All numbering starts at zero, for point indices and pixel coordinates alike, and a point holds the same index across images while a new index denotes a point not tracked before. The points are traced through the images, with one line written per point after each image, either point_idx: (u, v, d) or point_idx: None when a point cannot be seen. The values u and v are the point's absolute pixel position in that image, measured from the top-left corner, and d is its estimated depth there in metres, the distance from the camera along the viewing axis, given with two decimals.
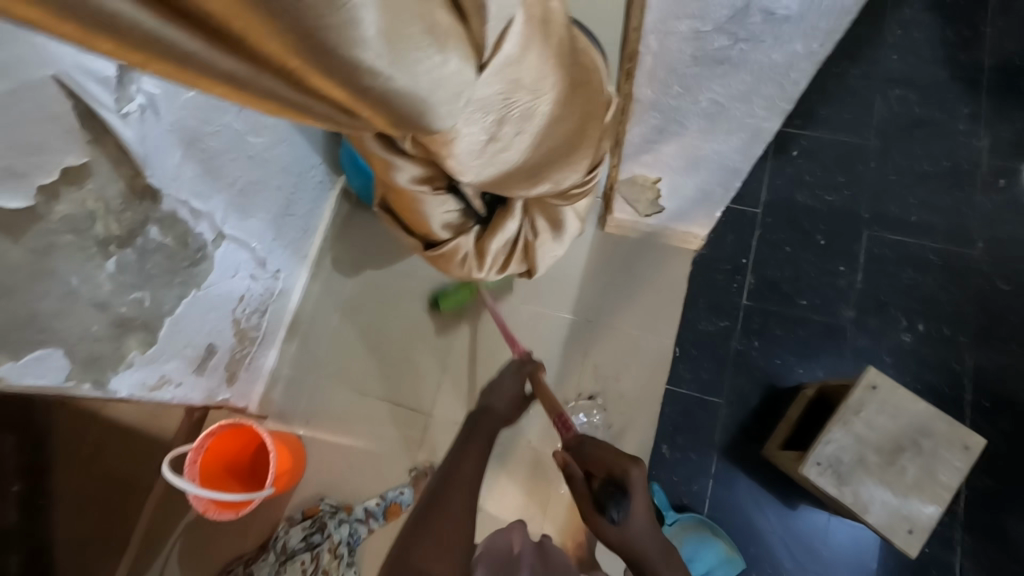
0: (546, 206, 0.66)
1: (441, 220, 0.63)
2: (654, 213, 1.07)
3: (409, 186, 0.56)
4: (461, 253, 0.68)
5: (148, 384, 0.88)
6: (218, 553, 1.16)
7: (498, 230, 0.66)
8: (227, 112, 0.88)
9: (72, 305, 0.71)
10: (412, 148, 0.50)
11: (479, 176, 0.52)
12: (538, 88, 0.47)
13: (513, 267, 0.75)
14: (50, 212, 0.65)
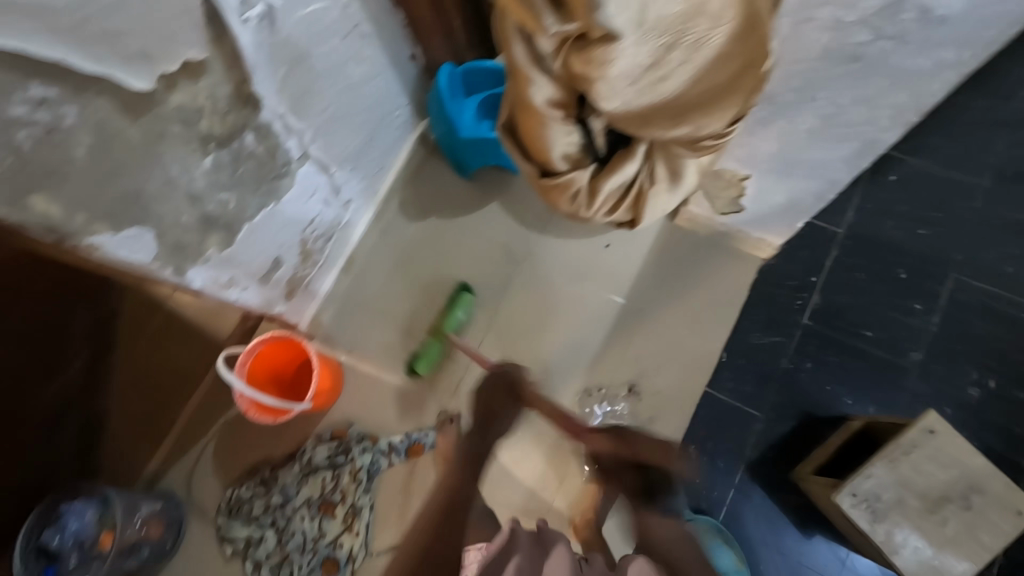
0: (673, 156, 0.64)
1: (563, 149, 0.65)
2: (731, 212, 1.03)
3: (543, 108, 0.60)
4: (575, 188, 0.69)
5: (219, 281, 0.93)
6: (246, 455, 1.20)
7: (616, 170, 0.67)
8: (333, 37, 0.91)
9: (171, 193, 0.76)
10: (560, 69, 0.55)
11: (622, 101, 0.55)
12: (715, 18, 0.49)
13: (620, 214, 0.74)
14: (166, 100, 0.69)
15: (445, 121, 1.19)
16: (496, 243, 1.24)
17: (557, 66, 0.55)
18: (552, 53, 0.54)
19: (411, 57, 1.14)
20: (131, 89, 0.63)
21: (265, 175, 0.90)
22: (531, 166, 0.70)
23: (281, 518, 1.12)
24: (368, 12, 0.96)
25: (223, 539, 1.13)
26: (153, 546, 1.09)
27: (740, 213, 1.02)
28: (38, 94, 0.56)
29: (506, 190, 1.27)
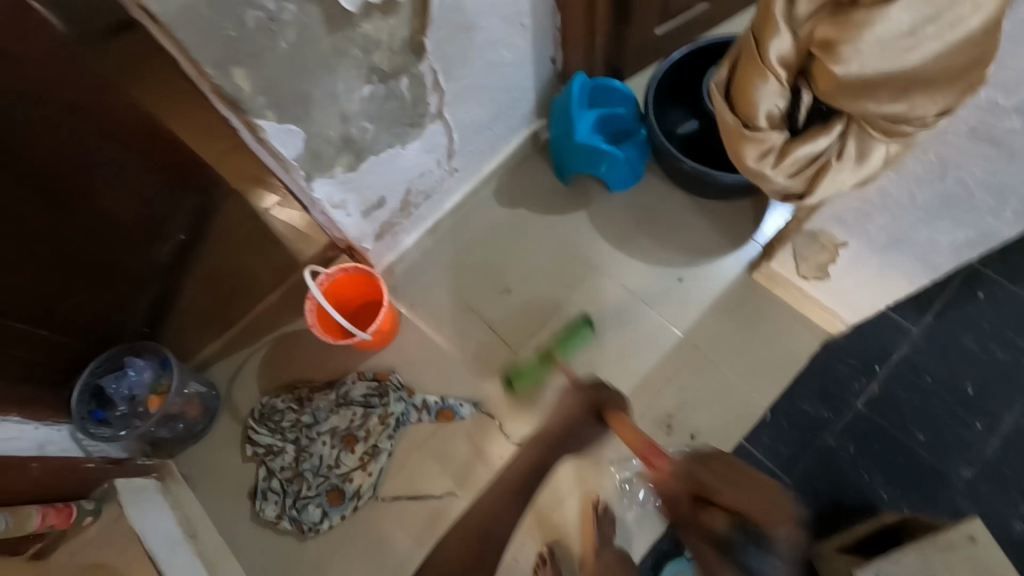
0: (865, 137, 0.70)
1: (768, 107, 0.77)
2: (814, 278, 1.07)
3: (773, 61, 0.73)
4: (767, 147, 0.78)
5: (333, 200, 1.00)
6: (287, 371, 1.24)
7: (809, 139, 0.74)
8: (499, 19, 1.00)
9: (330, 106, 0.84)
10: (805, 33, 0.70)
11: (857, 64, 0.63)
12: (978, 6, 0.56)
13: (796, 185, 0.79)
14: (359, 25, 0.78)
15: (564, 124, 1.24)
16: (575, 246, 1.28)
17: (805, 30, 0.70)
18: (806, 16, 0.69)
19: (551, 59, 1.22)
20: (339, 5, 0.73)
21: (404, 119, 0.99)
22: (736, 117, 0.81)
23: (304, 438, 1.16)
24: (533, 6, 1.05)
25: (246, 441, 1.18)
26: (187, 424, 1.16)
27: (824, 280, 1.06)
28: None
29: (597, 203, 1.32)
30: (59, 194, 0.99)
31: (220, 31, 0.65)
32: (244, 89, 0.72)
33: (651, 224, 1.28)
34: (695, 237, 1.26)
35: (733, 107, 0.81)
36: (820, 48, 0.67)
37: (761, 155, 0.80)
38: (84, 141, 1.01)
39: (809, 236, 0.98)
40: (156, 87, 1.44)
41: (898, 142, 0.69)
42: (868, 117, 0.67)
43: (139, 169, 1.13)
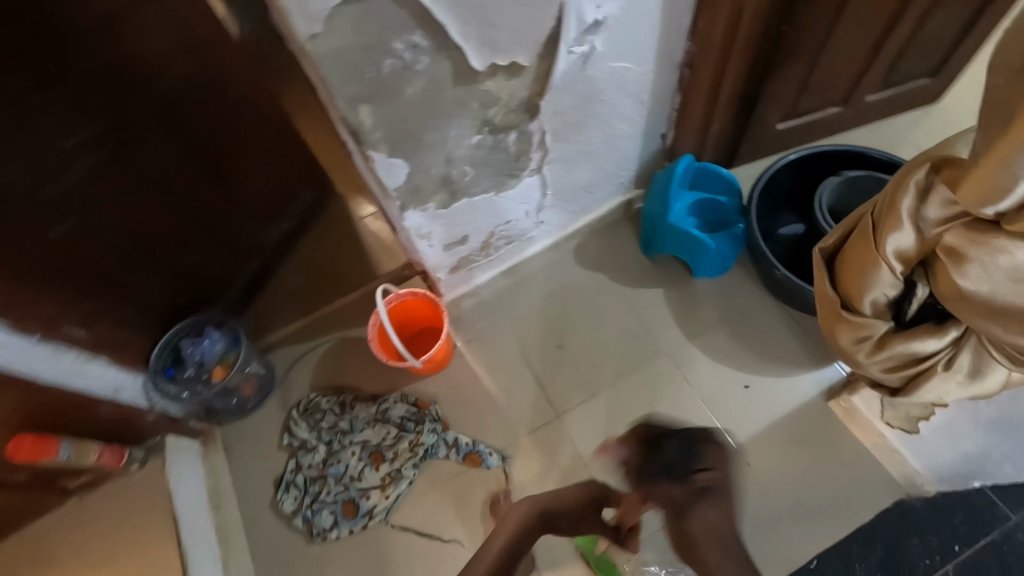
0: (985, 354, 0.75)
1: (872, 295, 0.78)
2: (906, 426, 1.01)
3: (888, 255, 0.72)
4: (868, 332, 0.81)
5: (420, 231, 1.04)
6: (340, 374, 1.30)
7: (914, 338, 0.78)
8: (620, 93, 1.02)
9: (439, 149, 0.88)
10: (932, 236, 0.68)
11: (987, 287, 0.63)
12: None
13: (888, 374, 0.85)
14: (483, 82, 0.82)
15: (660, 200, 1.23)
16: (643, 323, 1.25)
17: (934, 233, 0.68)
18: (936, 222, 0.67)
19: (662, 136, 1.22)
20: (468, 64, 0.77)
21: (506, 170, 1.02)
22: (837, 292, 0.83)
23: (337, 442, 1.20)
24: (655, 85, 1.05)
25: (286, 430, 1.24)
26: (240, 400, 1.24)
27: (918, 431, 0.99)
28: (418, 41, 0.70)
29: (677, 285, 1.28)
30: (210, 168, 1.12)
31: (359, 74, 0.71)
32: (367, 124, 0.78)
33: (729, 321, 1.22)
34: (772, 344, 1.18)
35: (839, 282, 0.83)
36: (945, 254, 0.67)
37: (857, 338, 0.83)
38: (235, 125, 1.13)
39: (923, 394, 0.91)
40: (295, 93, 1.59)
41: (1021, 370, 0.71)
42: (988, 336, 0.69)
43: (269, 156, 1.24)
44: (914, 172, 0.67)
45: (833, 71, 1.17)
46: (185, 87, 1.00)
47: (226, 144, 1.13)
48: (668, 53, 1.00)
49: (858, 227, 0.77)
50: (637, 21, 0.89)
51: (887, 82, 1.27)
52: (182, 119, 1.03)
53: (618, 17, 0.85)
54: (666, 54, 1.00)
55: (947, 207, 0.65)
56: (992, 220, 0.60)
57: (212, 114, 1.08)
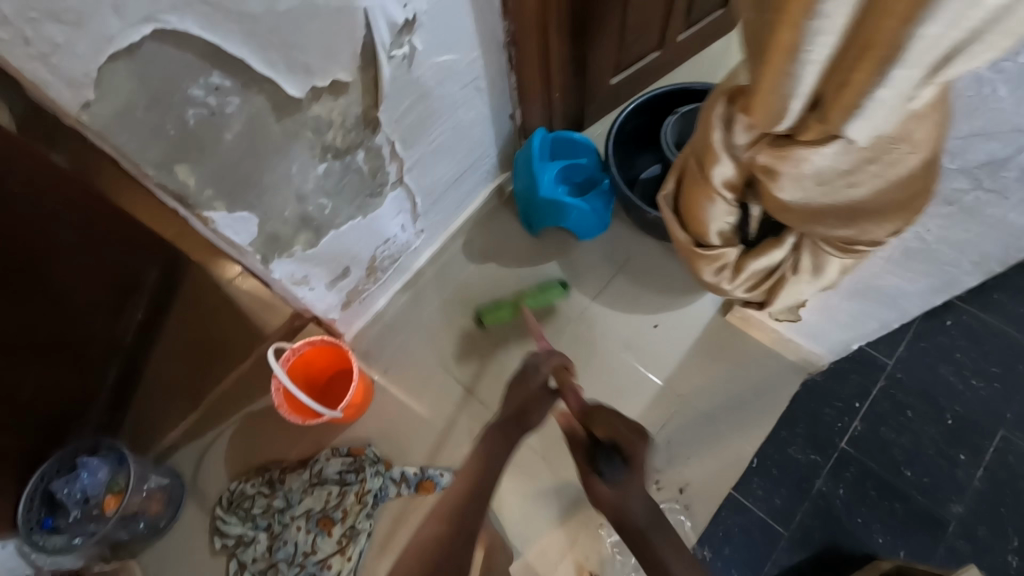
0: (819, 254, 0.69)
1: (722, 225, 0.75)
2: (754, 291, 0.82)
3: (717, 186, 0.69)
4: (723, 258, 0.78)
5: (294, 277, 0.96)
6: (260, 450, 1.19)
7: (763, 254, 0.75)
8: (455, 84, 1.00)
9: (286, 188, 0.82)
10: (746, 160, 0.64)
11: (801, 196, 0.60)
12: (916, 149, 0.51)
13: (756, 294, 0.83)
14: (309, 108, 0.76)
15: (528, 179, 1.25)
16: (551, 300, 1.27)
17: (745, 157, 0.64)
18: (744, 145, 0.62)
19: (510, 116, 1.23)
20: (285, 93, 0.71)
21: (367, 190, 0.97)
22: (689, 235, 0.81)
23: (277, 523, 1.10)
24: (488, 69, 1.06)
25: (216, 531, 1.11)
26: (150, 521, 1.09)
27: (758, 286, 0.81)
28: (218, 82, 0.63)
29: (567, 253, 1.31)
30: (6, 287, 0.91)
31: (160, 132, 0.63)
32: (190, 185, 0.70)
33: (624, 271, 1.28)
34: (667, 281, 1.26)
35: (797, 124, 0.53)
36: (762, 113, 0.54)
37: (717, 270, 0.81)
38: (34, 234, 0.91)
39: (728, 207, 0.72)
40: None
41: (852, 258, 0.67)
42: (820, 237, 0.66)
43: (96, 253, 1.04)
44: (714, 101, 0.64)
45: (643, 18, 1.24)
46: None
47: (35, 254, 0.92)
48: (489, 35, 1.00)
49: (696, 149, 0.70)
50: (449, 11, 0.88)
51: (693, 17, 1.38)
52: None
53: (428, 11, 0.84)
54: (488, 36, 1.00)
55: (750, 128, 0.60)
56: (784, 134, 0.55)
57: (1, 228, 0.87)
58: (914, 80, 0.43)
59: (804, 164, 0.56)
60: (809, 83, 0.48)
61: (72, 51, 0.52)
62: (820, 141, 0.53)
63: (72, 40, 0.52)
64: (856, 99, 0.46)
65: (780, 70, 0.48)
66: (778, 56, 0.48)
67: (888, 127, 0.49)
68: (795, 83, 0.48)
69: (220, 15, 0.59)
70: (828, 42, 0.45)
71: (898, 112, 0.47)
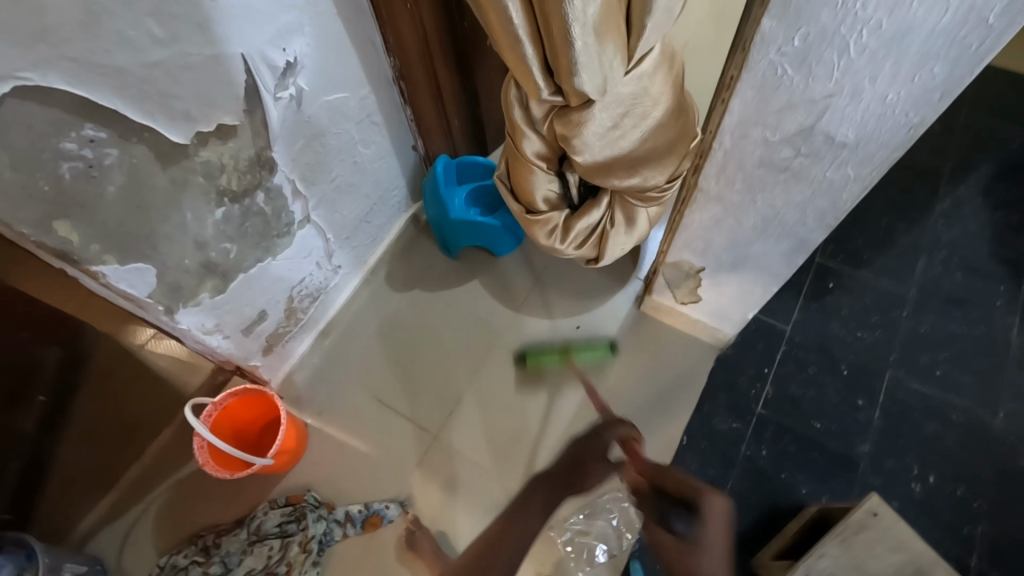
0: (627, 205, 0.86)
1: (546, 194, 0.88)
2: (586, 254, 0.96)
3: (532, 158, 0.82)
4: (552, 223, 0.90)
5: (204, 326, 0.95)
6: (194, 516, 1.14)
7: (585, 214, 0.88)
8: (350, 121, 1.05)
9: (182, 236, 0.81)
10: (547, 131, 0.78)
11: (591, 154, 0.75)
12: (655, 100, 0.70)
13: (588, 251, 0.94)
14: (196, 154, 0.77)
15: (438, 204, 1.29)
16: (475, 317, 1.30)
17: (545, 128, 0.78)
18: (541, 118, 0.77)
19: (413, 148, 1.28)
20: (169, 140, 0.72)
21: (273, 231, 0.98)
22: (519, 205, 0.92)
23: None
24: (381, 105, 1.11)
25: None
26: None
27: (589, 248, 0.93)
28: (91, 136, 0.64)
29: (487, 271, 1.36)
30: None
31: (32, 190, 0.63)
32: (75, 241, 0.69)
33: (542, 280, 1.34)
34: (583, 284, 1.32)
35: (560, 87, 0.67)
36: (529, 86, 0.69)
37: (549, 233, 0.91)
38: None
39: (546, 176, 0.85)
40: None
41: (655, 205, 0.85)
42: (621, 189, 0.83)
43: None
44: (507, 88, 0.77)
45: None
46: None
47: None
48: (375, 72, 1.05)
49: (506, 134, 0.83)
50: (329, 52, 0.92)
51: None
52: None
53: (310, 54, 0.88)
54: (374, 74, 1.05)
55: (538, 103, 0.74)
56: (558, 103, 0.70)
57: None
58: (592, 35, 0.58)
59: (586, 126, 0.70)
60: (533, 52, 0.64)
61: None
62: (586, 105, 0.69)
63: None
64: (568, 64, 0.61)
65: (512, 48, 0.64)
66: (503, 39, 0.64)
67: (622, 83, 0.66)
68: (524, 52, 0.64)
69: (81, 68, 0.59)
70: (520, 13, 0.60)
71: (619, 70, 0.64)
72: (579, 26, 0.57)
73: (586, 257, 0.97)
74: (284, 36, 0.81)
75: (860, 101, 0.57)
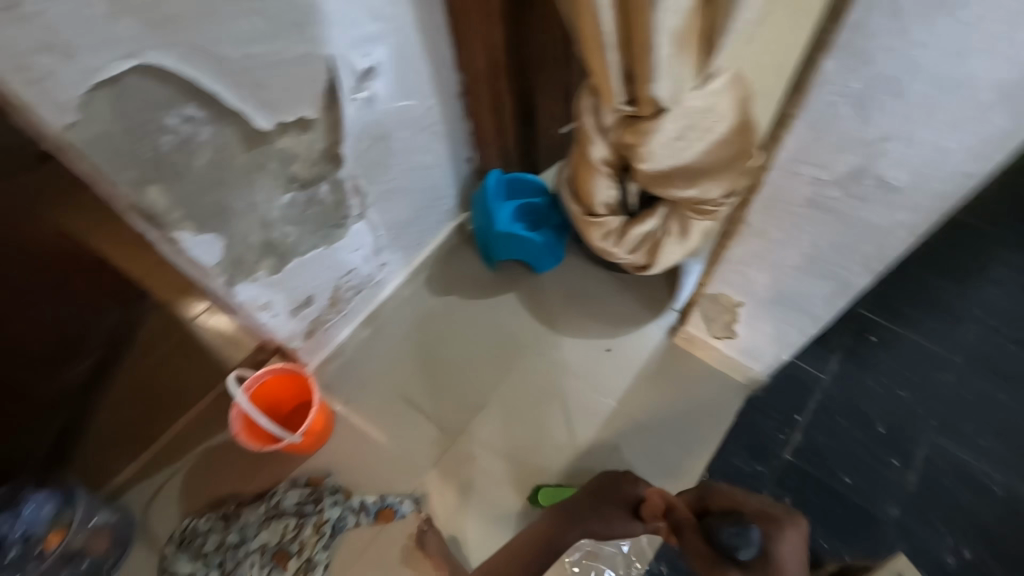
0: (685, 218, 0.87)
1: (604, 197, 0.91)
2: (637, 262, 1.00)
3: (597, 164, 0.85)
4: (609, 226, 0.95)
5: (257, 302, 1.00)
6: (214, 487, 1.17)
7: (641, 221, 0.92)
8: (414, 128, 1.11)
9: (251, 215, 0.88)
10: (614, 139, 0.81)
11: (654, 164, 0.78)
12: (723, 118, 0.71)
13: (638, 258, 0.98)
14: (276, 141, 0.84)
15: (485, 215, 1.34)
16: (508, 328, 1.33)
17: (613, 137, 0.81)
18: (611, 127, 0.79)
19: (467, 160, 1.34)
20: (255, 126, 0.79)
21: (330, 223, 1.04)
22: (579, 207, 0.96)
23: (230, 560, 1.07)
24: (444, 117, 1.18)
25: (163, 571, 1.08)
26: (93, 561, 1.04)
27: (641, 255, 0.97)
28: (191, 113, 0.71)
29: (524, 285, 1.39)
30: None
31: (134, 154, 0.69)
32: (161, 205, 0.76)
33: (577, 301, 1.36)
34: (617, 309, 1.34)
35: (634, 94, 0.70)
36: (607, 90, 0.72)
37: (605, 235, 0.96)
38: None
39: (609, 181, 0.88)
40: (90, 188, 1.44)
41: (709, 221, 0.85)
42: (680, 202, 0.85)
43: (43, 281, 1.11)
44: (584, 95, 0.81)
45: None
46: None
47: None
48: (444, 85, 1.12)
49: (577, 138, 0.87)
50: (406, 62, 0.99)
51: None
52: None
53: (389, 62, 0.95)
54: (443, 86, 1.12)
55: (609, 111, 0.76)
56: (630, 111, 0.73)
57: None
58: (672, 43, 0.62)
59: (653, 135, 0.72)
60: (615, 57, 0.67)
61: (59, 79, 0.59)
62: (655, 116, 0.71)
63: (61, 70, 0.58)
64: (647, 69, 0.65)
65: (596, 53, 0.68)
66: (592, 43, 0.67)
67: (692, 98, 0.69)
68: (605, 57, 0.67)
69: (195, 53, 0.67)
70: (611, 17, 0.63)
71: (691, 82, 0.67)
72: (662, 34, 0.61)
73: (636, 263, 1.01)
74: (368, 44, 0.89)
75: (917, 145, 0.58)
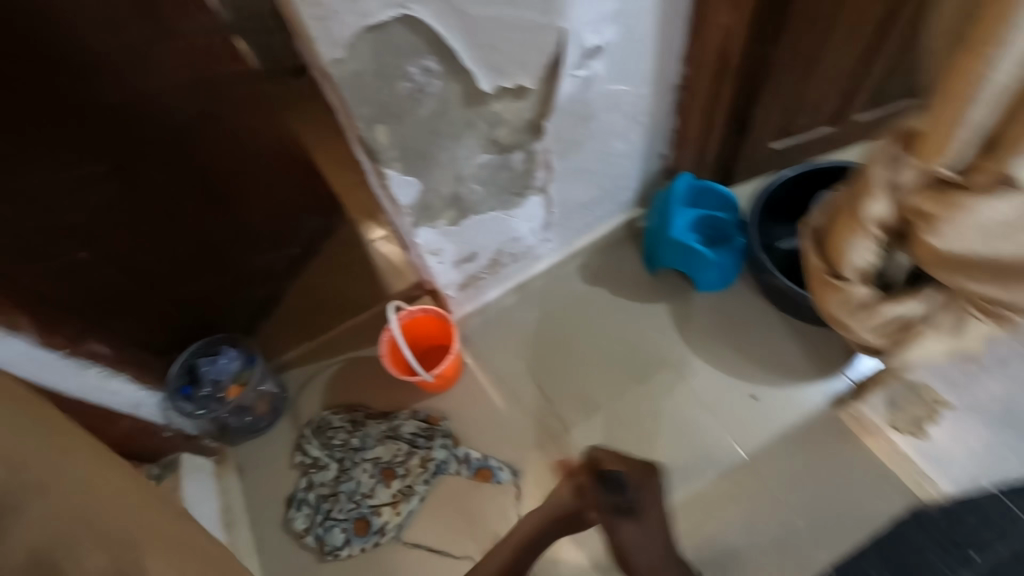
0: (966, 306, 0.89)
1: (861, 262, 0.90)
2: (875, 335, 0.98)
3: (870, 226, 0.83)
4: (858, 296, 0.93)
5: (431, 246, 1.08)
6: (351, 392, 1.31)
7: (900, 301, 0.93)
8: (619, 113, 1.07)
9: (449, 167, 0.93)
10: (904, 205, 0.80)
11: (963, 242, 0.77)
12: None
13: (878, 339, 0.99)
14: (490, 102, 0.87)
15: (661, 217, 1.27)
16: (650, 338, 1.27)
17: (908, 201, 0.79)
18: (913, 189, 0.78)
19: (661, 155, 1.27)
20: (477, 85, 0.82)
21: (512, 189, 1.07)
22: (821, 263, 0.95)
23: (348, 459, 1.20)
24: (652, 107, 1.11)
25: (297, 447, 1.24)
26: (254, 418, 1.24)
27: (884, 328, 0.97)
28: (430, 65, 0.76)
29: (680, 299, 1.30)
30: (209, 188, 1.12)
31: (376, 95, 0.76)
32: (383, 143, 0.83)
33: (732, 332, 1.24)
34: (778, 356, 1.20)
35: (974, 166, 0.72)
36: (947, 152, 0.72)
37: (843, 304, 0.95)
38: (235, 148, 1.13)
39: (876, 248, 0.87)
40: (316, 111, 1.65)
41: (997, 327, 0.89)
42: (968, 291, 0.84)
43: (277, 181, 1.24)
44: (881, 144, 0.80)
45: (824, 90, 1.21)
46: (129, 101, 0.93)
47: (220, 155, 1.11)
48: (664, 75, 1.06)
49: (849, 195, 0.87)
50: (634, 49, 0.95)
51: (878, 100, 1.31)
52: (122, 124, 0.93)
53: (617, 43, 0.92)
54: (662, 77, 1.06)
55: (916, 171, 0.76)
56: (950, 179, 0.73)
57: (210, 132, 1.07)
58: None
59: (986, 210, 0.72)
60: (981, 117, 0.67)
61: (339, 19, 0.66)
62: (988, 191, 0.71)
63: (343, 11, 0.65)
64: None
65: (955, 111, 0.67)
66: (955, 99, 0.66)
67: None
68: (968, 113, 0.66)
69: (449, 11, 0.71)
70: (1010, 72, 0.62)
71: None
72: None
73: (872, 341, 1.00)
74: (603, 21, 0.86)
75: None
